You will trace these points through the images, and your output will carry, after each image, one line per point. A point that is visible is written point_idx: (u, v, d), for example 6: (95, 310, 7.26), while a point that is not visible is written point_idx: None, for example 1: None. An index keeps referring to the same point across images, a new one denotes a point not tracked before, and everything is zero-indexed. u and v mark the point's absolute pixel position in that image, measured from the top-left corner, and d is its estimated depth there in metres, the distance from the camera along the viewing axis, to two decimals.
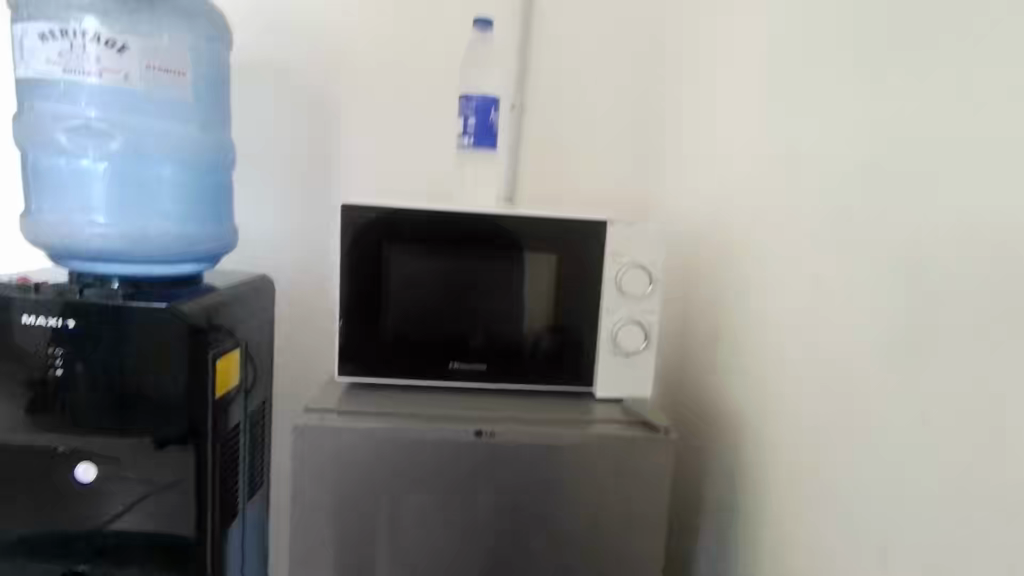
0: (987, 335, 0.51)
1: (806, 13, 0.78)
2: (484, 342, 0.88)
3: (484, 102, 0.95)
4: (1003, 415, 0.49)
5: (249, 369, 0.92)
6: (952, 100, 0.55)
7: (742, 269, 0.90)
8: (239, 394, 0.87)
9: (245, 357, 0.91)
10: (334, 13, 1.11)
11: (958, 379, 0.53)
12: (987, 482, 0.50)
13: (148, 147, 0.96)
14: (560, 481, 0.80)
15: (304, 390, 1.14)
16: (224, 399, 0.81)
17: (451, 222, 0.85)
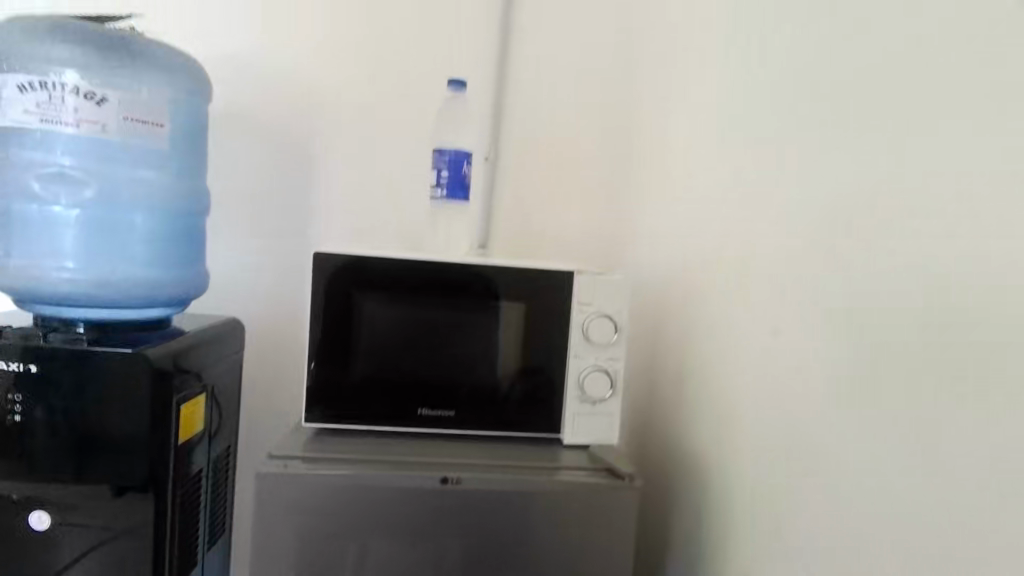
0: (963, 365, 0.52)
1: (762, 67, 0.84)
2: (454, 389, 0.96)
3: (456, 157, 1.06)
4: (981, 431, 0.51)
5: (215, 413, 0.98)
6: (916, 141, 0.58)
7: (708, 313, 0.94)
8: (202, 439, 0.92)
9: (212, 401, 0.96)
10: (317, 72, 1.25)
11: (937, 400, 0.54)
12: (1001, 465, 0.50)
13: (120, 196, 0.96)
14: (530, 525, 0.81)
15: (273, 430, 1.27)
16: (187, 443, 0.86)
17: (422, 274, 0.94)
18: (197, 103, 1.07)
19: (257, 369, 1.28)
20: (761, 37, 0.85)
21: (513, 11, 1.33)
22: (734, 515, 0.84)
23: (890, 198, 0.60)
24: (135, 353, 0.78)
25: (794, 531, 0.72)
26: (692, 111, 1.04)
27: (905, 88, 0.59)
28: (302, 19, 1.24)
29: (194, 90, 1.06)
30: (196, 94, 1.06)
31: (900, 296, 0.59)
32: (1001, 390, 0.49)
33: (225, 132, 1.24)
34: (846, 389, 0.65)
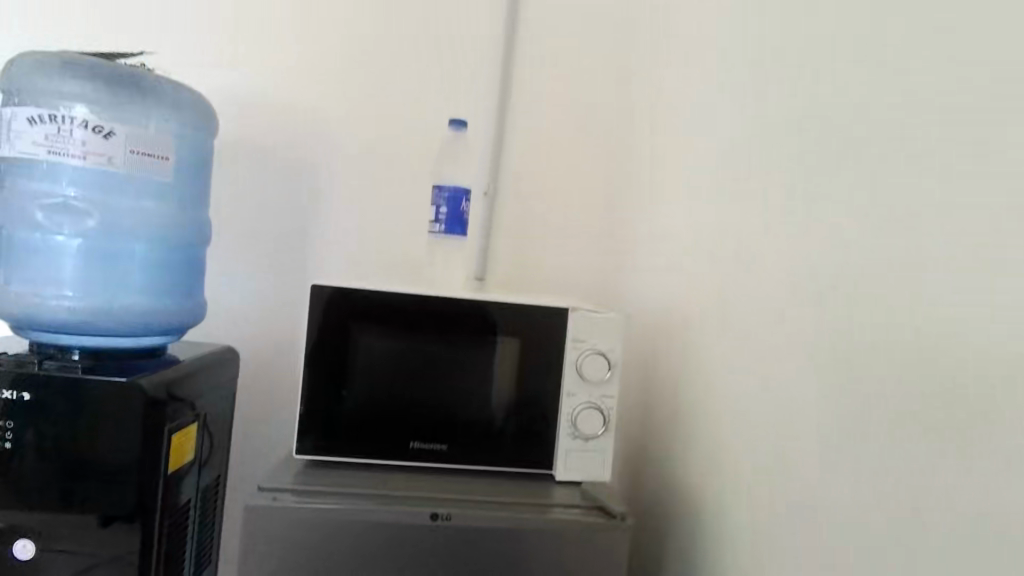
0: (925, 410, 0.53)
1: (752, 110, 0.86)
2: (446, 424, 0.96)
3: (456, 193, 1.08)
4: (945, 479, 0.51)
5: (205, 442, 0.97)
6: (884, 185, 0.59)
7: (701, 350, 0.94)
8: (192, 468, 0.91)
9: (203, 430, 0.96)
10: (322, 109, 1.29)
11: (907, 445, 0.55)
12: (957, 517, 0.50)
13: (120, 225, 0.97)
14: (520, 564, 0.80)
15: (264, 463, 1.26)
16: (176, 473, 0.86)
17: (418, 307, 0.95)
18: (202, 138, 1.09)
19: (251, 401, 1.28)
20: (750, 81, 0.88)
21: (514, 53, 1.37)
22: (726, 555, 0.83)
23: (869, 239, 0.61)
24: (129, 382, 0.78)
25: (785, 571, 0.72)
26: (685, 151, 1.06)
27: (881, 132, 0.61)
28: (307, 57, 1.28)
29: (200, 125, 1.08)
30: (202, 129, 1.09)
31: (879, 337, 0.59)
32: (973, 433, 0.49)
33: (229, 165, 1.26)
34: (831, 429, 0.65)
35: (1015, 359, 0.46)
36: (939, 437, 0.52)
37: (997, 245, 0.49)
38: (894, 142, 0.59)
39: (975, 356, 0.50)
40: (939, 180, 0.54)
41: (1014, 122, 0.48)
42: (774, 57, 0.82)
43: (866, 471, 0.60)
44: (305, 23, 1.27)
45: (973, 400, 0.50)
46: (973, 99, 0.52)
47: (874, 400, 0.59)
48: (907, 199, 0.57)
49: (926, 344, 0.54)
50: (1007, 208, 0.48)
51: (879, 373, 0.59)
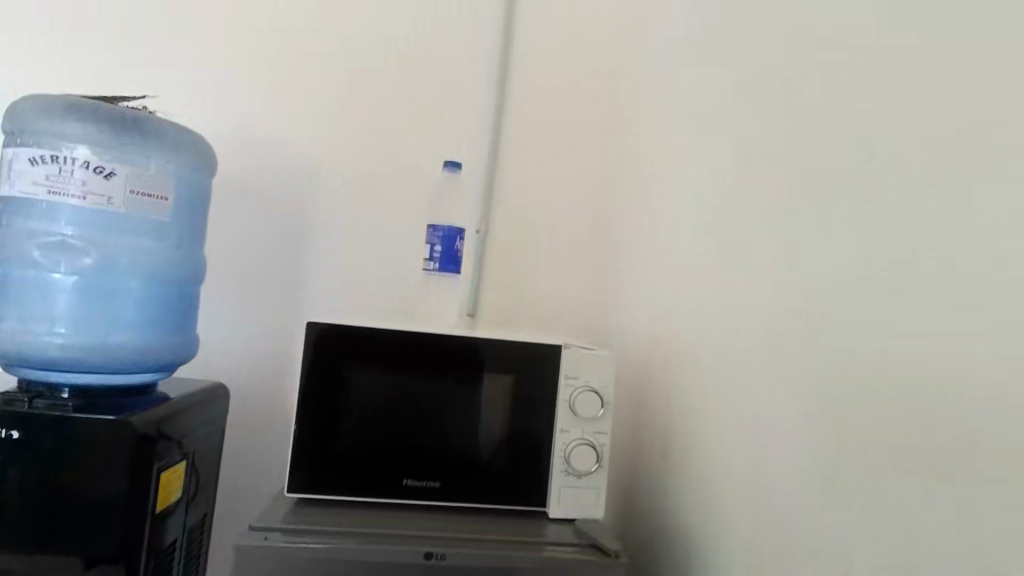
0: (919, 443, 0.54)
1: (736, 153, 0.90)
2: (439, 460, 0.96)
3: (450, 231, 1.10)
4: (935, 511, 0.52)
5: (193, 480, 0.96)
6: (867, 226, 0.62)
7: (692, 384, 0.96)
8: (178, 507, 0.90)
9: (190, 469, 0.95)
10: (319, 151, 1.32)
11: (899, 478, 0.56)
12: (944, 549, 0.51)
13: (117, 263, 0.98)
14: None
15: (255, 503, 1.25)
16: (162, 512, 0.84)
17: (413, 344, 0.96)
18: (201, 178, 1.11)
19: (240, 439, 1.27)
20: (734, 124, 0.91)
21: (507, 98, 1.41)
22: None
23: (852, 274, 0.63)
24: (120, 419, 0.78)
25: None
26: (674, 188, 1.09)
27: (859, 172, 0.64)
28: (305, 100, 1.31)
29: (199, 165, 1.10)
30: (201, 169, 1.11)
31: (866, 370, 0.61)
32: (957, 464, 0.50)
33: (224, 205, 1.28)
34: (821, 460, 0.66)
35: (992, 391, 0.48)
36: (925, 469, 0.53)
37: (969, 281, 0.51)
38: (871, 182, 0.62)
39: (954, 388, 0.51)
40: (914, 218, 0.56)
41: (981, 164, 0.51)
42: (758, 100, 0.85)
43: (856, 501, 0.61)
44: (303, 67, 1.31)
45: (954, 431, 0.51)
46: (942, 142, 0.54)
47: (863, 431, 0.60)
48: (886, 235, 0.59)
49: (910, 377, 0.55)
50: (977, 247, 0.50)
51: (867, 407, 0.60)
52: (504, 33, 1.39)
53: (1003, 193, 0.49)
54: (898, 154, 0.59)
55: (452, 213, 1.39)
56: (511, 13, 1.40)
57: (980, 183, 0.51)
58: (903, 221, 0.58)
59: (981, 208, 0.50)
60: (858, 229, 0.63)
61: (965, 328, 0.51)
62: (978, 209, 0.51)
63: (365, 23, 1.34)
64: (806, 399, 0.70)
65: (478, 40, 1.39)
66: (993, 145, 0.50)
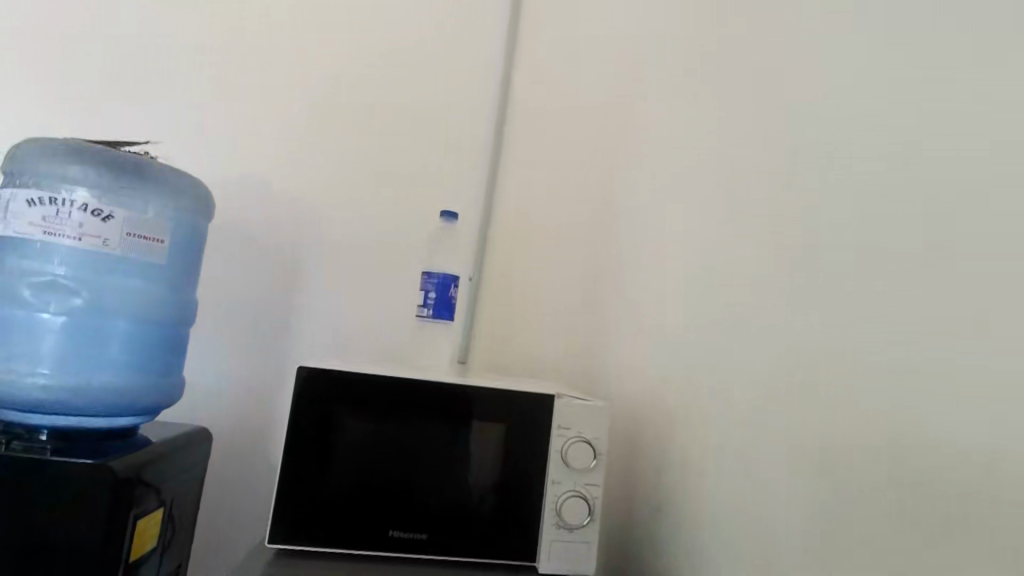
0: (917, 498, 0.54)
1: (731, 205, 0.92)
2: (427, 510, 0.94)
3: (445, 278, 1.09)
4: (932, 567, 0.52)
5: (169, 529, 0.94)
6: (860, 280, 0.64)
7: (686, 432, 0.95)
8: (151, 556, 0.88)
9: (167, 517, 0.93)
10: (319, 197, 1.34)
11: (896, 532, 0.56)
12: None
13: (106, 301, 0.97)
14: None
15: (236, 549, 1.21)
16: (135, 562, 0.82)
17: (404, 390, 0.95)
18: (198, 222, 1.11)
19: (219, 485, 1.23)
20: (730, 180, 0.94)
21: (504, 151, 1.45)
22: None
23: (848, 325, 0.65)
24: (100, 463, 0.76)
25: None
26: (666, 238, 1.11)
27: (854, 228, 0.66)
28: (307, 146, 1.34)
29: (196, 210, 1.11)
30: (198, 214, 1.12)
31: (863, 421, 0.61)
32: (954, 517, 0.51)
33: (218, 247, 1.28)
34: (817, 508, 0.66)
35: (992, 448, 0.49)
36: (924, 524, 0.53)
37: (966, 336, 0.52)
38: (867, 238, 0.64)
39: (953, 441, 0.52)
40: (910, 274, 0.58)
41: (976, 227, 0.53)
42: (753, 157, 0.88)
43: (853, 556, 0.60)
44: (305, 114, 1.35)
45: (954, 487, 0.51)
46: (938, 202, 0.56)
47: (862, 485, 0.60)
48: (882, 289, 0.61)
49: (909, 430, 0.56)
50: (969, 304, 0.52)
51: (866, 459, 0.60)
52: (503, 88, 1.44)
53: (998, 255, 0.50)
54: (894, 211, 0.61)
55: (446, 261, 1.41)
56: (509, 70, 1.45)
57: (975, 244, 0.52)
58: (896, 276, 0.59)
59: (976, 268, 0.52)
60: (854, 283, 0.65)
61: (965, 382, 0.52)
62: (974, 269, 0.52)
63: (367, 74, 1.38)
64: (801, 446, 0.70)
65: (476, 94, 1.43)
66: (988, 209, 0.52)
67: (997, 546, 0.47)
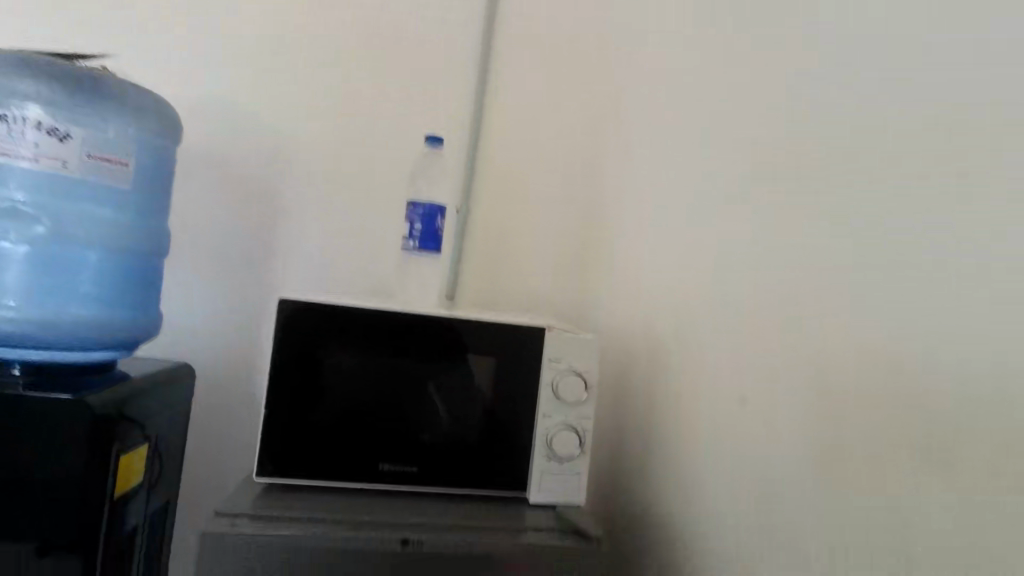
0: (914, 431, 0.54)
1: (727, 133, 0.88)
2: (417, 444, 0.93)
3: (431, 209, 1.03)
4: (923, 497, 0.52)
5: (155, 465, 0.99)
6: (865, 211, 0.61)
7: (677, 367, 0.95)
8: (138, 491, 0.92)
9: (152, 453, 0.97)
10: (296, 122, 1.27)
11: (891, 465, 0.56)
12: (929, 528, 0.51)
13: (70, 229, 0.91)
14: None
15: (226, 482, 1.21)
16: (121, 496, 0.86)
17: (390, 324, 0.92)
18: (164, 145, 1.03)
19: (206, 419, 1.22)
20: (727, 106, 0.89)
21: (490, 73, 1.38)
22: (705, 562, 0.83)
23: (850, 260, 0.62)
24: (77, 399, 0.76)
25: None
26: (659, 170, 1.07)
27: (862, 157, 0.62)
28: (281, 68, 1.26)
29: (162, 131, 1.03)
30: (164, 136, 1.04)
31: (863, 358, 0.60)
32: (951, 450, 0.50)
33: (191, 176, 1.22)
34: (812, 444, 0.66)
35: (990, 379, 0.48)
36: (921, 457, 0.53)
37: (972, 266, 0.50)
38: (876, 168, 0.60)
39: (952, 374, 0.51)
40: (920, 206, 0.55)
41: (994, 154, 0.49)
42: (753, 80, 0.83)
43: (848, 491, 0.60)
44: (276, 33, 1.26)
45: (952, 424, 0.51)
46: (952, 126, 0.53)
47: (859, 421, 0.60)
48: (890, 221, 0.58)
49: (911, 364, 0.55)
50: (977, 232, 0.50)
51: (866, 397, 0.59)
52: (488, 7, 1.36)
53: (1012, 179, 0.48)
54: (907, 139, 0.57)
55: (434, 189, 1.34)
56: None
57: (991, 173, 0.49)
58: (903, 205, 0.57)
59: (989, 200, 0.49)
60: (859, 216, 0.62)
61: (968, 315, 0.50)
62: (988, 200, 0.49)
63: None
64: (794, 382, 0.69)
65: (458, 13, 1.35)
66: (1005, 131, 0.49)
67: (993, 482, 0.47)
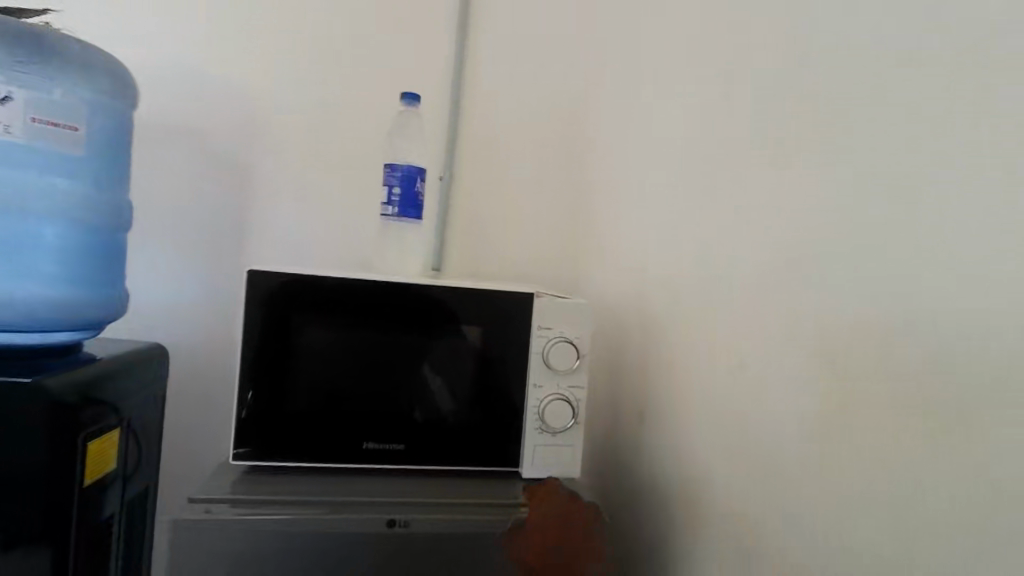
0: (925, 387, 0.50)
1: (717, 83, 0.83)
2: (403, 420, 0.89)
3: (410, 172, 0.98)
4: (938, 456, 0.49)
5: (131, 447, 0.94)
6: (870, 153, 0.56)
7: (670, 331, 0.90)
8: (113, 479, 0.88)
9: (128, 436, 0.93)
10: (266, 86, 1.20)
11: (901, 424, 0.52)
12: (946, 489, 0.48)
13: (24, 202, 0.84)
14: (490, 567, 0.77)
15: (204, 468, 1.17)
16: (94, 484, 0.81)
17: (370, 293, 0.87)
18: (119, 107, 0.97)
19: (183, 404, 1.18)
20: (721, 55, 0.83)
21: (469, 31, 1.31)
22: (703, 532, 0.80)
23: (846, 205, 0.59)
24: (34, 384, 0.72)
25: (764, 550, 0.68)
26: (649, 128, 1.02)
27: (863, 110, 0.58)
28: (247, 30, 1.20)
29: (115, 93, 0.96)
30: (117, 98, 0.96)
31: (859, 309, 0.57)
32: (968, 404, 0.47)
33: (153, 143, 1.16)
34: (812, 414, 0.62)
35: (1009, 326, 0.44)
36: (933, 413, 0.49)
37: (984, 204, 0.46)
38: (876, 122, 0.56)
39: (965, 323, 0.47)
40: (919, 170, 0.51)
41: (1005, 115, 0.46)
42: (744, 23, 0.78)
43: (853, 460, 0.56)
44: None
45: (958, 397, 0.48)
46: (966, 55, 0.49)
47: (865, 386, 0.55)
48: (891, 179, 0.54)
49: (919, 316, 0.51)
50: (994, 168, 0.46)
51: (872, 352, 0.55)
52: None
53: None
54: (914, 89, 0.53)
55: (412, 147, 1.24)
56: None
57: (1001, 135, 0.46)
58: (911, 144, 0.52)
59: (998, 162, 0.46)
60: (865, 162, 0.57)
61: (984, 259, 0.46)
62: (996, 163, 0.46)
63: None
64: (791, 342, 0.65)
65: None
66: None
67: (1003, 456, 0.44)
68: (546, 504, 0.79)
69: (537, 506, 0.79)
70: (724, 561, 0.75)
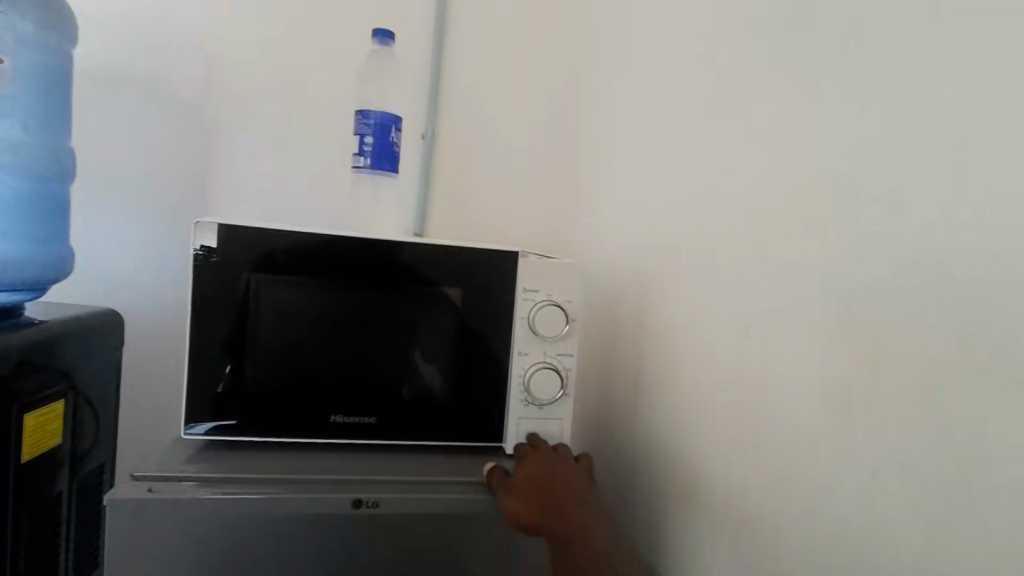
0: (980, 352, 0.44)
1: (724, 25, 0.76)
2: (374, 391, 0.82)
3: (383, 119, 0.89)
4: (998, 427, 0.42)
5: (86, 419, 0.87)
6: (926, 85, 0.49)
7: (668, 297, 0.83)
8: (63, 453, 0.81)
9: (80, 406, 0.85)
10: (234, 36, 1.12)
11: (953, 393, 0.45)
12: (1009, 462, 0.42)
13: None
14: (479, 546, 0.71)
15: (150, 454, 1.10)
16: (37, 459, 0.74)
17: (337, 252, 0.79)
18: (55, 42, 0.88)
19: (133, 414, 1.12)
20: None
21: None
22: (700, 520, 0.74)
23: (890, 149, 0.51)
24: None
25: (763, 538, 0.64)
26: (650, 81, 0.93)
27: (886, 59, 0.53)
28: None
29: (52, 25, 0.87)
30: (55, 31, 0.88)
31: (902, 263, 0.49)
32: None
33: (112, 92, 1.08)
34: (823, 393, 0.57)
35: None
36: (997, 380, 0.42)
37: None
38: None
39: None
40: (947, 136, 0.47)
41: None
42: None
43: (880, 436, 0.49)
44: None
45: (976, 388, 0.44)
46: None
47: (904, 355, 0.49)
48: (913, 141, 0.49)
49: (975, 268, 0.44)
50: None
51: (907, 309, 0.49)
52: None
53: None
54: (941, 41, 0.48)
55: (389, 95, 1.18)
56: None
57: None
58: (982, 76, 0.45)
59: None
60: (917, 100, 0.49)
61: None
62: None
63: None
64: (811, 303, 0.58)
65: None
66: None
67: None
68: (530, 466, 0.75)
69: (519, 468, 0.75)
70: (723, 540, 0.70)
